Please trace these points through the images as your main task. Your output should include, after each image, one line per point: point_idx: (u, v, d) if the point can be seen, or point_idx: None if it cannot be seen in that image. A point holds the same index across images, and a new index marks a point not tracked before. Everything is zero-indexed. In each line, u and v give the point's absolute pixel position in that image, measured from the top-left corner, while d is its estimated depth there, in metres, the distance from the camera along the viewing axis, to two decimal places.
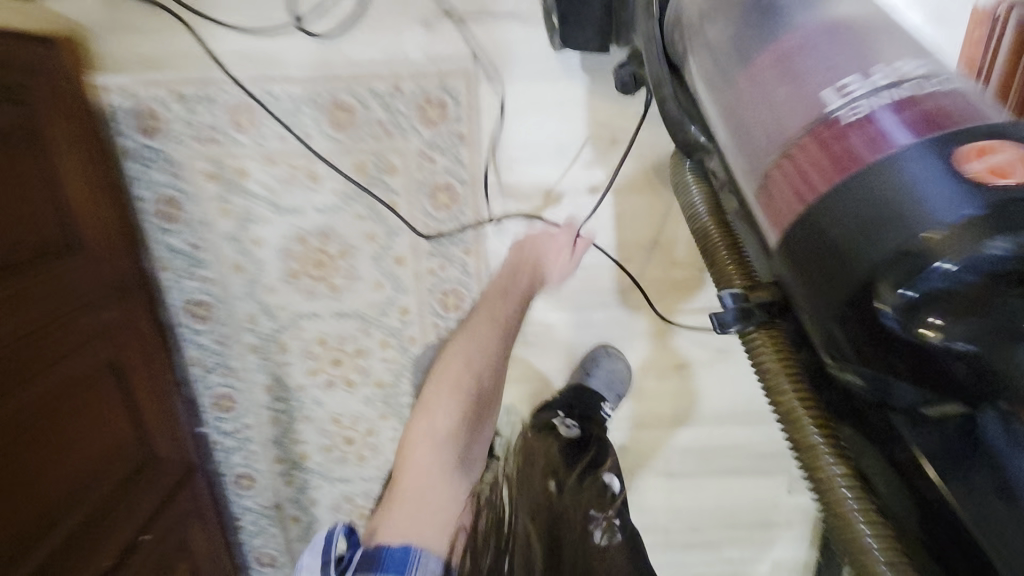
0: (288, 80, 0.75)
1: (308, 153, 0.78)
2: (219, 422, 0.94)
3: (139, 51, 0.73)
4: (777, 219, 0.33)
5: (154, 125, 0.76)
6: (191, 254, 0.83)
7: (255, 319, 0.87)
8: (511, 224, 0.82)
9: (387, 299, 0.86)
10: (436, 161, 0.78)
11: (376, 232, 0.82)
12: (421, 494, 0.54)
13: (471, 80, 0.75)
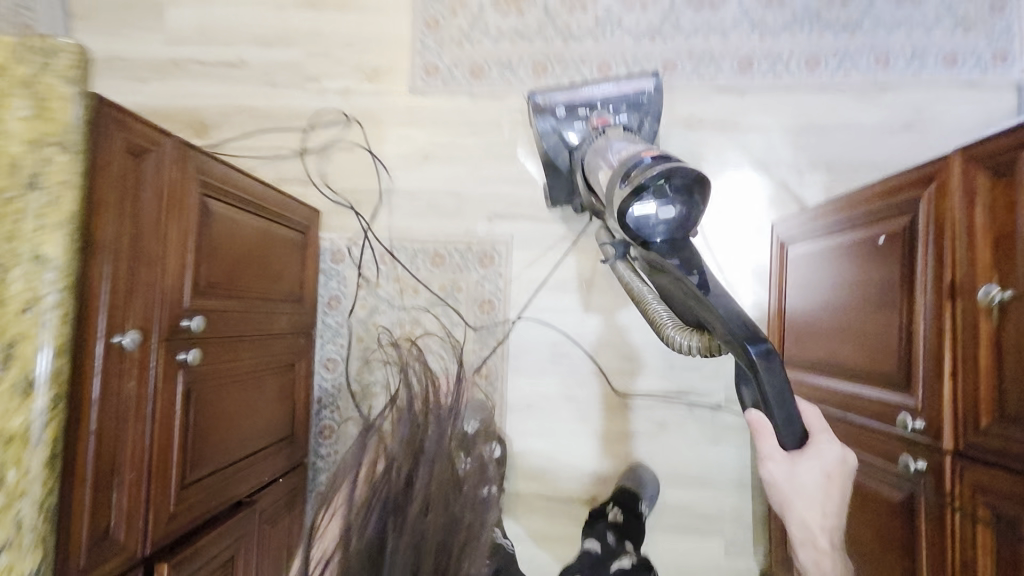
0: (413, 240, 1.42)
1: (416, 277, 1.42)
2: (320, 447, 1.40)
3: (342, 222, 1.43)
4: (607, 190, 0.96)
5: (340, 257, 1.42)
6: (337, 329, 1.42)
7: (362, 374, 1.41)
8: (525, 325, 1.39)
9: (445, 366, 1.40)
10: (485, 286, 1.40)
11: (445, 323, 1.40)
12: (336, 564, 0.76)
13: (509, 246, 1.40)
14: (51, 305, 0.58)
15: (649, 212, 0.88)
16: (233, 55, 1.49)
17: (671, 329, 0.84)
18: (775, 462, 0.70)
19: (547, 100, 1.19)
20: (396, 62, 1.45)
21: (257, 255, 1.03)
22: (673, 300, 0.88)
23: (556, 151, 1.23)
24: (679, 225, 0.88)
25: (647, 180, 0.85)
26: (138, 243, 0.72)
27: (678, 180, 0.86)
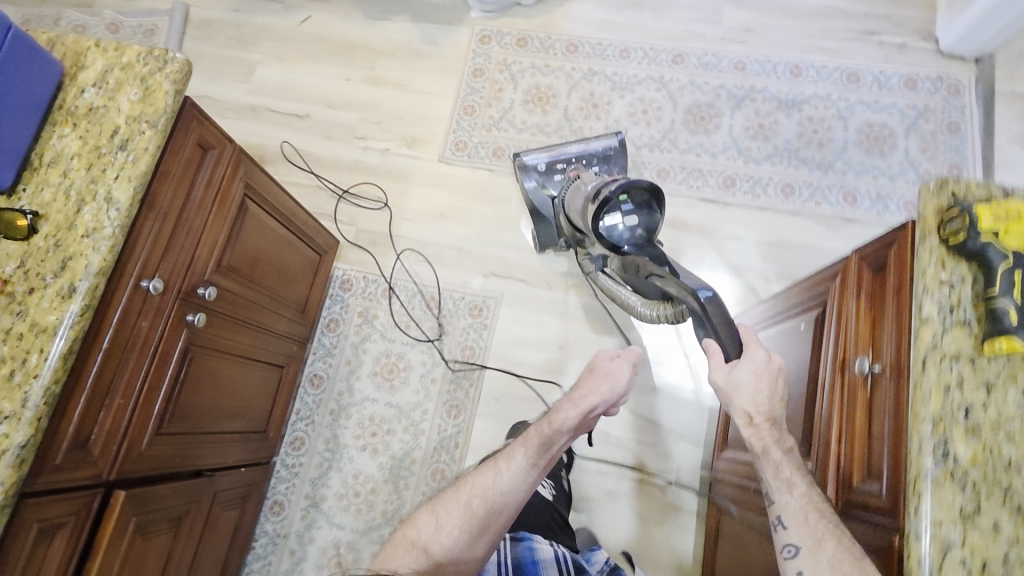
0: (414, 282, 1.58)
1: (410, 315, 1.55)
2: (286, 456, 1.44)
3: (357, 257, 1.62)
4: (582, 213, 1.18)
5: (347, 286, 1.59)
6: (329, 348, 1.53)
7: (342, 394, 1.49)
8: (499, 375, 1.49)
9: (419, 401, 1.48)
10: (470, 332, 1.52)
11: (427, 360, 1.51)
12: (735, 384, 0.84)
13: (499, 301, 1.54)
14: (108, 235, 0.73)
15: (616, 221, 1.07)
16: (301, 110, 1.78)
17: (642, 307, 1.13)
18: (720, 368, 0.86)
19: (530, 159, 1.44)
20: (432, 136, 1.72)
21: (273, 257, 1.21)
22: (642, 283, 1.11)
23: (541, 201, 1.45)
24: (643, 228, 1.07)
25: (610, 194, 1.07)
26: (185, 214, 0.89)
27: (633, 192, 1.07)
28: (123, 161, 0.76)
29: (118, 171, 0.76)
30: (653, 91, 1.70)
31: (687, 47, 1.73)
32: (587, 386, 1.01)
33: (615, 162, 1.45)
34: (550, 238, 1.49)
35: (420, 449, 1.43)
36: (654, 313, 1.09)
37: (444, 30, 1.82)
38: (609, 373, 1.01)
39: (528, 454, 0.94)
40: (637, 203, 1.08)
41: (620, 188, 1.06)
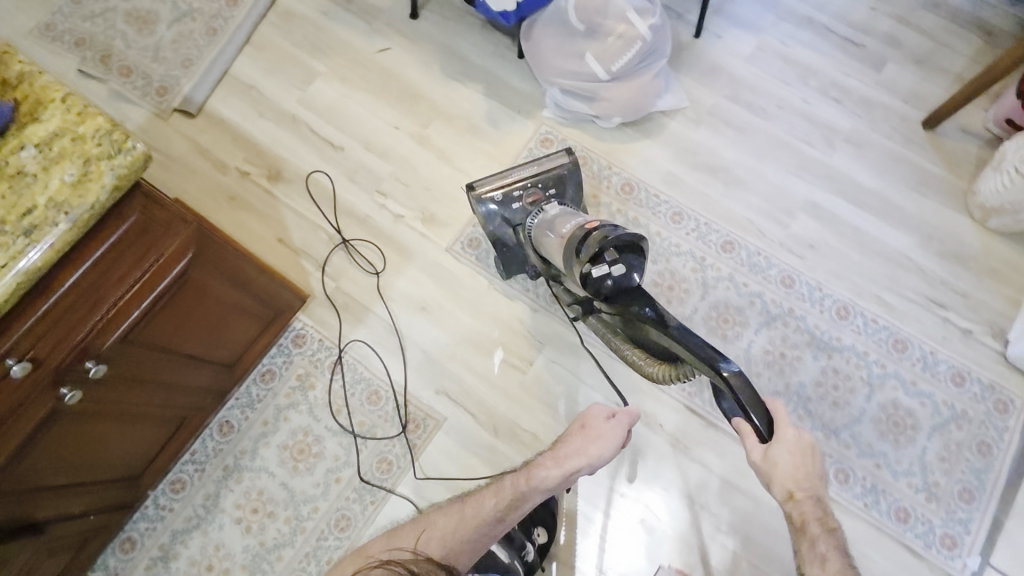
0: (366, 367, 1.47)
1: (346, 400, 1.44)
2: (159, 496, 1.35)
3: (322, 315, 1.50)
4: (564, 260, 1.14)
5: (299, 341, 1.47)
6: (252, 399, 1.42)
7: (242, 454, 1.39)
8: (404, 505, 1.37)
9: (313, 496, 1.37)
10: (395, 446, 1.41)
11: (341, 457, 1.40)
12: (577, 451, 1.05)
13: (437, 426, 1.43)
14: None
15: (605, 271, 1.04)
16: (335, 135, 1.65)
17: (645, 362, 1.13)
18: (755, 449, 0.93)
19: (483, 187, 1.39)
20: (452, 221, 1.59)
21: (213, 319, 1.12)
22: (636, 340, 1.09)
23: (501, 236, 1.41)
24: (632, 282, 1.06)
25: (603, 246, 1.05)
26: (91, 292, 0.82)
27: (629, 243, 1.06)
28: (19, 247, 0.68)
29: (8, 257, 0.68)
30: (689, 271, 1.55)
31: (743, 238, 1.58)
32: (584, 440, 1.06)
33: (564, 187, 1.44)
34: (517, 270, 1.48)
35: (291, 548, 1.33)
36: (659, 373, 1.09)
37: (511, 117, 1.68)
38: (603, 434, 1.06)
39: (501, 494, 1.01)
40: (632, 257, 1.06)
41: (609, 240, 1.05)
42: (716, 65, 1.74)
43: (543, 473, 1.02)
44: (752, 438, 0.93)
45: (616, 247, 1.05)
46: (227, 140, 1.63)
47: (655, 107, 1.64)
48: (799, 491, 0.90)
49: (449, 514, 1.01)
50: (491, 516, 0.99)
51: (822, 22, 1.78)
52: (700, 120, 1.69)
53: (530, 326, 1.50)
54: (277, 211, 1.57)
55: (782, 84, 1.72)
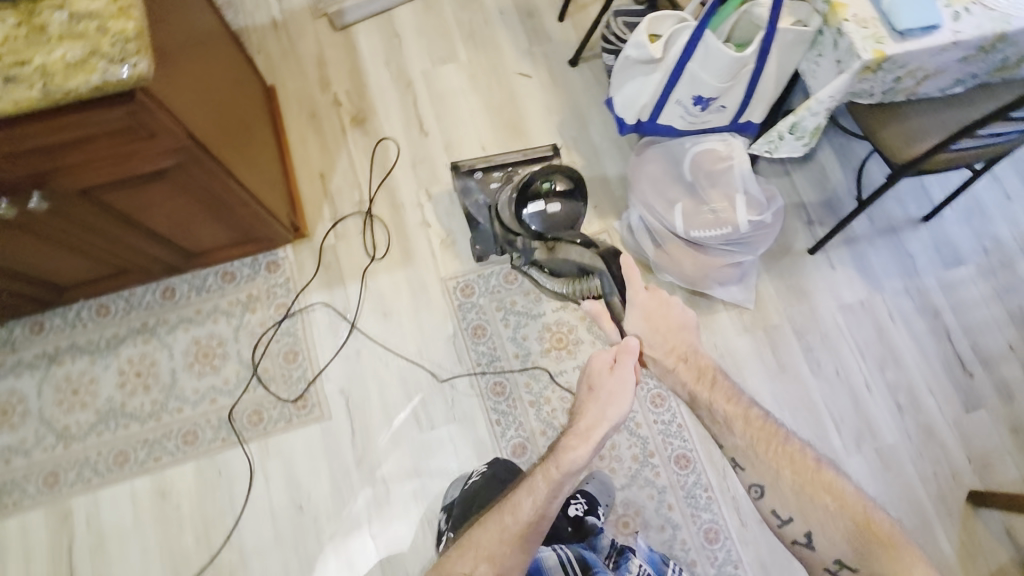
0: (304, 327, 1.49)
1: (269, 341, 1.47)
2: (83, 307, 1.45)
3: (304, 260, 1.54)
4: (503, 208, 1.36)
5: (271, 268, 1.52)
6: (203, 285, 1.49)
7: (163, 323, 1.46)
8: (244, 460, 1.39)
9: (187, 398, 1.42)
10: (275, 408, 1.43)
11: (230, 383, 1.43)
12: (598, 414, 0.91)
13: (318, 419, 1.43)
14: None
15: (541, 206, 1.25)
16: (430, 120, 1.66)
17: (563, 286, 1.31)
18: (628, 364, 0.93)
19: (469, 165, 1.51)
20: (466, 259, 1.57)
21: (183, 215, 1.17)
22: (557, 264, 1.24)
23: (479, 209, 1.49)
24: (558, 219, 1.25)
25: (529, 179, 1.25)
26: (59, 146, 0.88)
27: (562, 180, 1.26)
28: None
29: None
30: (629, 457, 1.44)
31: (701, 465, 1.44)
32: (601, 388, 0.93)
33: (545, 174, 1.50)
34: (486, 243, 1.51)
35: (139, 424, 1.40)
36: (580, 288, 1.20)
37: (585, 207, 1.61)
38: (623, 380, 0.92)
39: (542, 492, 0.88)
40: (558, 195, 1.26)
41: (538, 175, 1.25)
42: (805, 292, 1.58)
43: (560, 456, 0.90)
44: (632, 359, 0.93)
45: (545, 177, 1.25)
46: (345, 65, 1.68)
47: (713, 292, 1.51)
48: (681, 353, 0.95)
49: (491, 525, 0.87)
50: (529, 518, 0.86)
51: (946, 324, 1.56)
52: (749, 330, 1.54)
53: (457, 396, 1.46)
54: (338, 151, 1.61)
55: (855, 353, 1.53)
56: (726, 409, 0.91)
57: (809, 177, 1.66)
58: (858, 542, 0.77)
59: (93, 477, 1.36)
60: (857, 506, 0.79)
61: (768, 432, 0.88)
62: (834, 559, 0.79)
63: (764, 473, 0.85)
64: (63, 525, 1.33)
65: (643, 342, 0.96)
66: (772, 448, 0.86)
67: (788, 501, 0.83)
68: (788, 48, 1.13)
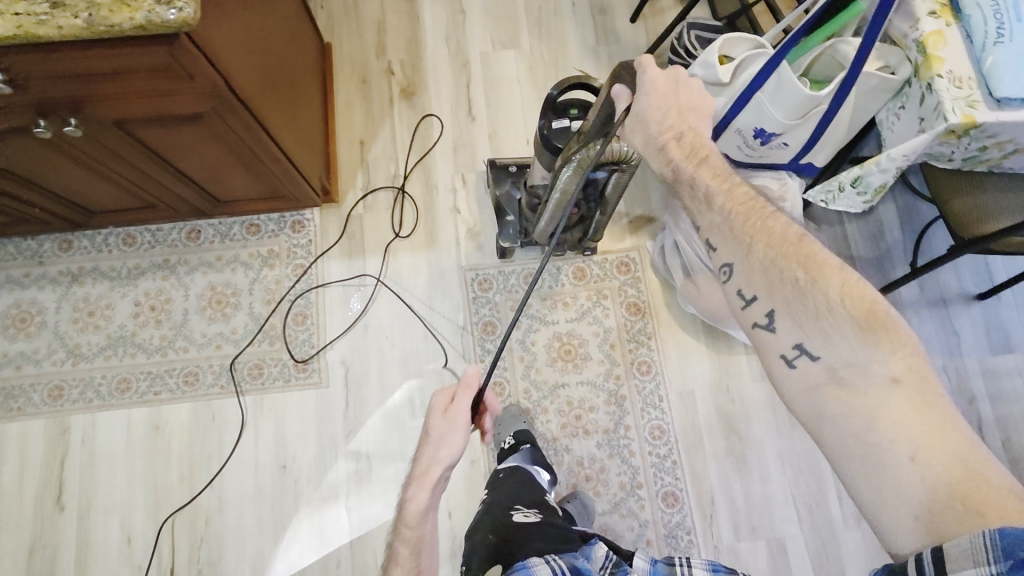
0: (319, 292, 1.50)
1: (283, 299, 1.48)
2: (111, 233, 1.48)
3: (331, 225, 1.54)
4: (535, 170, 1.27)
5: (296, 227, 1.53)
6: (226, 233, 1.51)
7: (184, 263, 1.49)
8: (238, 410, 1.41)
9: (193, 339, 1.45)
10: (277, 366, 1.44)
11: (237, 333, 1.45)
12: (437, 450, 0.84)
13: (315, 385, 1.43)
14: None
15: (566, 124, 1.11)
16: (479, 106, 1.63)
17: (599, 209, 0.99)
18: (466, 392, 0.87)
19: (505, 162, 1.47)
20: (490, 252, 1.54)
21: (214, 161, 1.15)
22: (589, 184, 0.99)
23: (509, 199, 1.44)
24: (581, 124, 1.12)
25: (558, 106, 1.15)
26: (96, 77, 0.86)
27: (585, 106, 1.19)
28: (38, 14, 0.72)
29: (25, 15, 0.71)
30: (617, 484, 1.40)
31: (689, 506, 1.40)
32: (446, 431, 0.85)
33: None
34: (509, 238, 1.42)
35: (145, 356, 1.43)
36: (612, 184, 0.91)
37: (620, 222, 1.56)
38: (453, 421, 0.85)
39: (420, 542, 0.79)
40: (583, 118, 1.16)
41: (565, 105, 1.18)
42: None
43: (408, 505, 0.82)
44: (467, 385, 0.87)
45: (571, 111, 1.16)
46: (405, 35, 1.66)
47: (736, 333, 1.45)
48: (678, 129, 0.78)
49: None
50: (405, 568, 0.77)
51: (979, 412, 1.47)
52: (766, 378, 1.48)
53: (455, 387, 1.45)
54: (382, 122, 1.61)
55: None
56: (711, 183, 0.73)
57: (864, 231, 1.56)
58: (833, 312, 0.63)
59: (94, 397, 1.40)
60: (835, 281, 0.64)
61: (753, 203, 0.71)
62: (801, 350, 0.65)
63: (740, 246, 0.70)
64: (59, 439, 1.38)
65: (644, 133, 0.79)
66: (751, 218, 0.70)
67: (758, 277, 0.68)
68: (866, 96, 1.05)
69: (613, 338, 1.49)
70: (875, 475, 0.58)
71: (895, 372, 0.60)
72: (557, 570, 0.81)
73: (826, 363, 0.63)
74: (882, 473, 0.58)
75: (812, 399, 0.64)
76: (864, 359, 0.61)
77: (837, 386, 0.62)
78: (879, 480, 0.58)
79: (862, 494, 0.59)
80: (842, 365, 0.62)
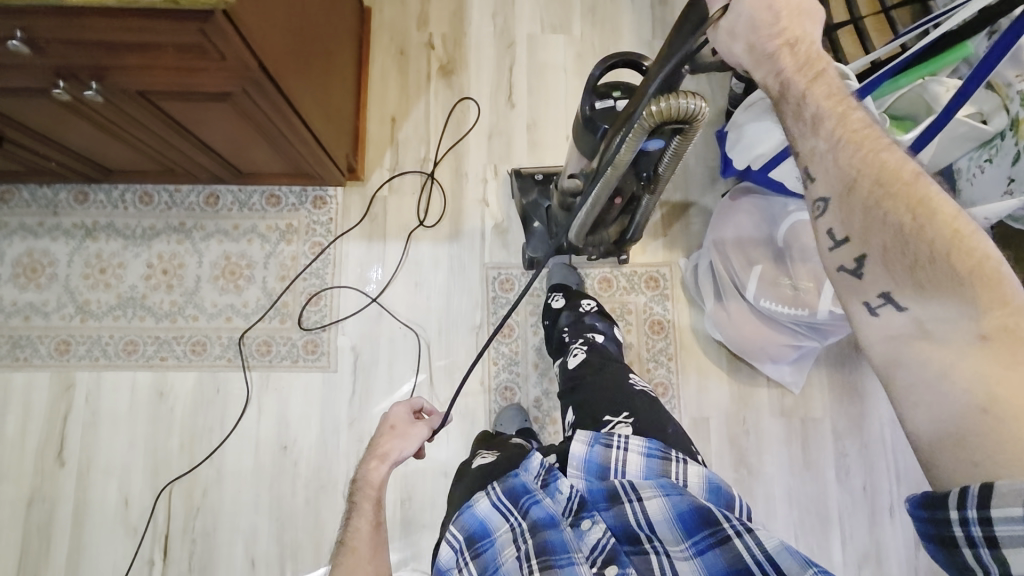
0: (335, 273, 1.45)
1: (298, 276, 1.44)
2: (128, 189, 1.44)
3: (354, 204, 1.48)
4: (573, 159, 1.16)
5: (318, 203, 1.47)
6: (245, 203, 1.46)
7: (199, 229, 1.44)
8: (242, 385, 1.38)
9: (204, 308, 1.41)
10: (286, 344, 1.41)
11: (248, 306, 1.42)
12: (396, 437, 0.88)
13: (322, 368, 1.40)
14: None
15: (611, 104, 0.95)
16: (520, 93, 1.54)
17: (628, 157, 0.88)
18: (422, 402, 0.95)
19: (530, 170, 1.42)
20: (514, 251, 1.48)
21: (238, 135, 1.09)
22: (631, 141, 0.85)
23: (536, 208, 1.38)
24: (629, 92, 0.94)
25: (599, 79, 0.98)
26: (121, 47, 0.79)
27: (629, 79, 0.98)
28: None
29: None
30: None
31: None
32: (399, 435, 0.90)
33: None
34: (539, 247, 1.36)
35: (153, 320, 1.40)
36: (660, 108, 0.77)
37: (654, 234, 1.49)
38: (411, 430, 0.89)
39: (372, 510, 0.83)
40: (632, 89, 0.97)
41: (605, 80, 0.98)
42: (860, 393, 1.45)
43: (365, 479, 0.86)
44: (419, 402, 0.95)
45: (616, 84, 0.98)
46: (450, 7, 1.56)
47: (761, 366, 1.39)
48: (793, 38, 0.61)
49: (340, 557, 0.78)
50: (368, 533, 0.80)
51: None
52: (785, 415, 1.43)
53: (464, 387, 1.41)
54: (416, 99, 1.52)
55: (891, 473, 1.42)
56: (820, 106, 0.59)
57: None
58: (932, 258, 0.52)
59: (100, 357, 1.38)
60: (951, 224, 0.52)
61: (866, 130, 0.58)
62: (888, 298, 0.55)
63: (837, 184, 0.58)
64: (63, 395, 1.37)
65: (751, 41, 0.60)
66: (864, 145, 0.57)
67: (853, 216, 0.57)
68: (949, 142, 0.96)
69: (632, 355, 1.44)
70: (936, 416, 0.51)
71: (984, 328, 0.50)
72: (496, 499, 0.83)
73: (914, 314, 0.53)
74: (941, 418, 0.50)
75: (889, 346, 0.55)
76: (961, 312, 0.51)
77: (923, 340, 0.53)
78: (941, 430, 0.50)
79: (919, 436, 0.52)
80: (929, 315, 0.53)
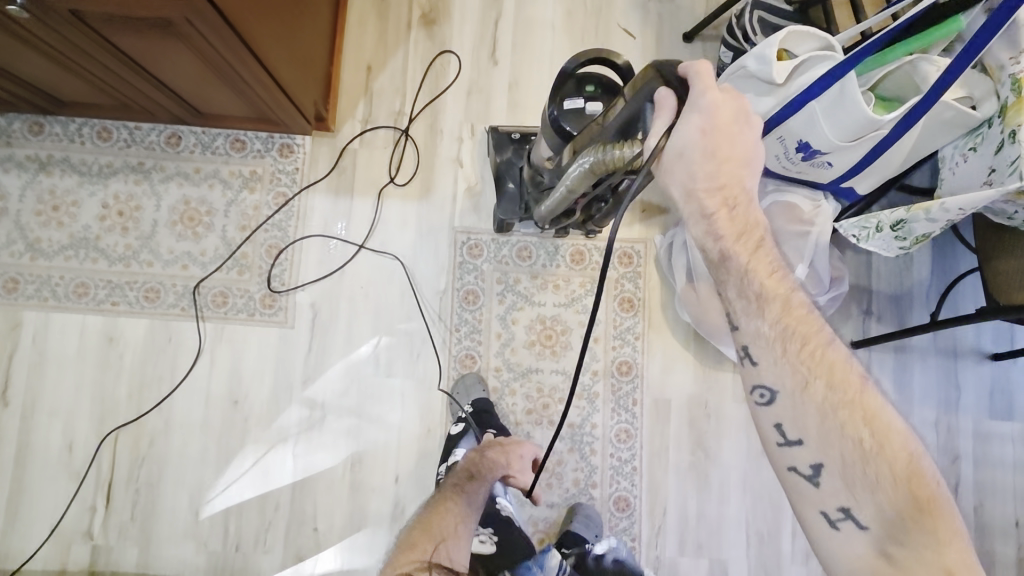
0: (298, 226, 1.40)
1: (258, 226, 1.39)
2: (85, 124, 1.37)
3: (323, 155, 1.42)
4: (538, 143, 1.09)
5: (285, 151, 1.41)
6: (208, 147, 1.40)
7: (159, 170, 1.38)
8: (196, 334, 1.35)
9: (159, 254, 1.37)
10: (242, 296, 1.36)
11: (205, 255, 1.37)
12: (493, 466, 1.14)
13: (279, 323, 1.36)
14: None
15: (580, 104, 0.93)
16: (504, 49, 1.47)
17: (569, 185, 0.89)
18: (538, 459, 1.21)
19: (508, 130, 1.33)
20: (485, 215, 1.43)
21: (191, 71, 1.03)
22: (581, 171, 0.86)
23: (510, 168, 1.29)
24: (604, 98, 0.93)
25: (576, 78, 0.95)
26: None
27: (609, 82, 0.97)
28: None
29: None
30: (571, 479, 1.37)
31: (639, 514, 1.37)
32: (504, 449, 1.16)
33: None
34: (509, 213, 1.29)
35: (106, 263, 1.35)
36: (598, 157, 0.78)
37: (631, 207, 1.44)
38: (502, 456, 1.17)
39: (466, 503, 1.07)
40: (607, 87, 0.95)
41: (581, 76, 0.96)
42: None
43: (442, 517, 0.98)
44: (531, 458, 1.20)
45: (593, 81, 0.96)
46: None
47: (726, 351, 1.35)
48: (731, 196, 0.66)
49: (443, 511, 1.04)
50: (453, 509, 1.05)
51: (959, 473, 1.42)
52: None
53: (424, 352, 1.38)
54: (395, 48, 1.45)
55: None
56: (764, 283, 0.65)
57: (889, 265, 1.45)
58: (890, 481, 0.59)
59: (48, 297, 1.34)
60: (900, 455, 0.60)
61: (810, 325, 0.64)
62: (848, 514, 0.61)
63: (787, 378, 0.63)
64: (9, 333, 1.33)
65: (688, 186, 0.66)
66: (808, 343, 0.63)
67: (811, 421, 0.62)
68: (936, 128, 0.91)
69: (599, 331, 1.41)
70: None
71: (949, 562, 0.57)
72: None
73: (873, 535, 0.60)
74: None
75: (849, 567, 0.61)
76: (915, 535, 0.58)
77: (873, 554, 0.59)
78: None
79: None
80: (888, 539, 0.59)
